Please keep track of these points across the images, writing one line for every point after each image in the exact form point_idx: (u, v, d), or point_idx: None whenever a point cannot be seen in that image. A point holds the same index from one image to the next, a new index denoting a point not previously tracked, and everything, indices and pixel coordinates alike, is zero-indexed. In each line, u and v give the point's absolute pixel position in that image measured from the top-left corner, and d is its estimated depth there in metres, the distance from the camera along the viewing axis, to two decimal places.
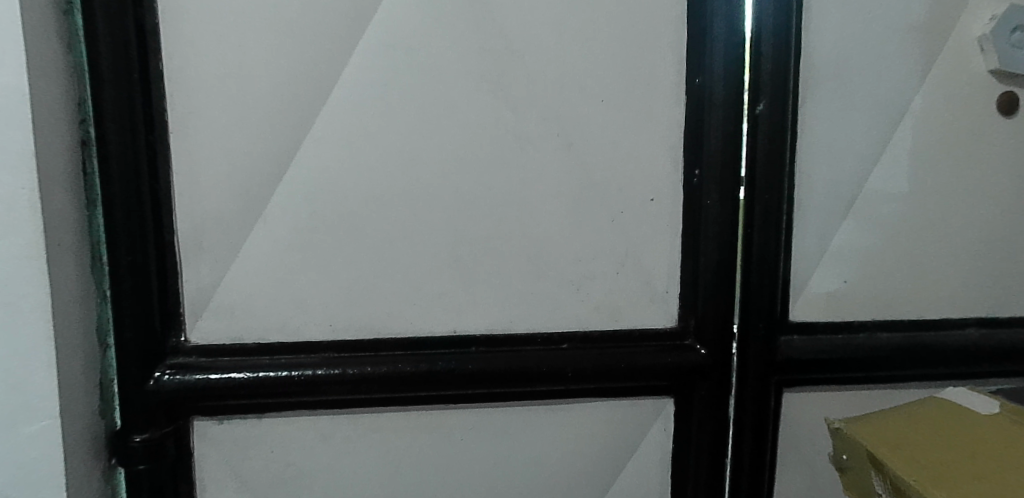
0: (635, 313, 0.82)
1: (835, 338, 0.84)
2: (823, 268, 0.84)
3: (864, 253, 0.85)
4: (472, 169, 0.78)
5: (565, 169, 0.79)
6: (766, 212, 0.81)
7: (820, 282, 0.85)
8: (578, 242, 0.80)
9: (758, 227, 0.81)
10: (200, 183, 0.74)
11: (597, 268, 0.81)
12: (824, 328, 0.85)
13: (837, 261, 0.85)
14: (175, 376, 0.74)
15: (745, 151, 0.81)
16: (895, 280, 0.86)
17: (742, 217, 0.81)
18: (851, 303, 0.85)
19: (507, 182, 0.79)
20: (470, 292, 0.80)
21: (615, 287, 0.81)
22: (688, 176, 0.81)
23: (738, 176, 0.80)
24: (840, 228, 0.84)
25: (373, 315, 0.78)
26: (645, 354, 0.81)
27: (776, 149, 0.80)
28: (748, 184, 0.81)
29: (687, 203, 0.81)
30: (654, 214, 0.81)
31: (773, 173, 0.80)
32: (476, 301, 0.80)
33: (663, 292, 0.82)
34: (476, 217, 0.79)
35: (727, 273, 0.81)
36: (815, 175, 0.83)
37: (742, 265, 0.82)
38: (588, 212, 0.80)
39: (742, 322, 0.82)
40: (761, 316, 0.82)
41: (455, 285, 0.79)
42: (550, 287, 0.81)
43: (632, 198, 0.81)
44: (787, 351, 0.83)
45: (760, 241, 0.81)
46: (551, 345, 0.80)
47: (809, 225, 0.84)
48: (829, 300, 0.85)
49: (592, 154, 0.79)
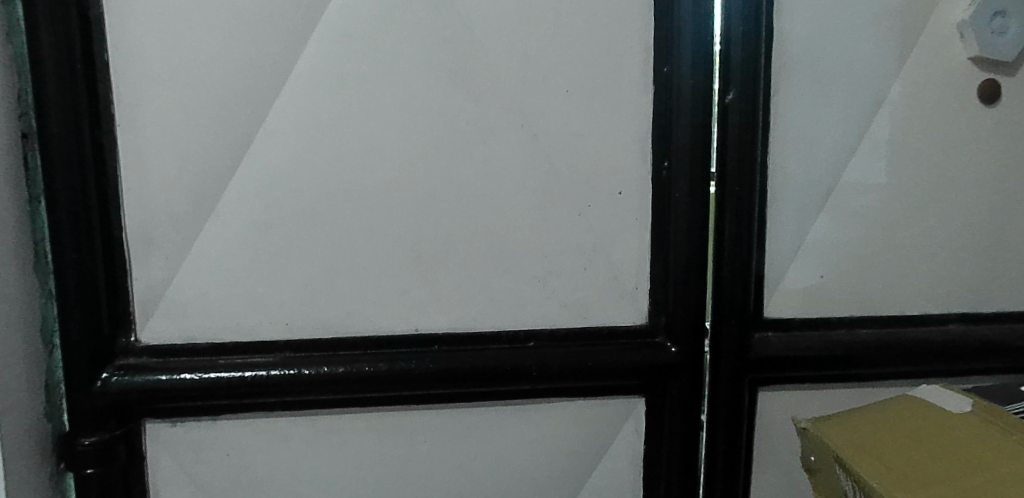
0: (604, 310, 0.79)
1: (812, 335, 0.81)
2: (799, 262, 0.82)
3: (841, 247, 0.82)
4: (432, 162, 0.75)
5: (529, 161, 0.77)
6: (737, 205, 0.78)
7: (795, 276, 0.82)
8: (544, 237, 0.78)
9: (730, 220, 0.78)
10: (149, 178, 0.72)
11: (563, 263, 0.78)
12: (801, 325, 0.82)
13: (813, 255, 0.82)
14: (124, 376, 0.72)
15: (716, 142, 0.78)
16: (874, 275, 0.83)
17: (713, 210, 0.79)
18: (829, 299, 0.83)
19: (469, 175, 0.76)
20: (432, 289, 0.77)
21: (583, 283, 0.79)
22: (657, 168, 0.78)
23: (708, 167, 0.78)
24: (816, 221, 0.82)
25: (330, 313, 0.76)
26: (614, 353, 0.78)
27: (747, 140, 0.78)
28: (719, 175, 0.78)
29: (656, 196, 0.78)
30: (622, 207, 0.78)
31: (745, 164, 0.78)
32: (438, 298, 0.77)
33: (633, 288, 0.80)
34: (437, 211, 0.76)
35: (698, 268, 0.78)
36: (789, 166, 0.80)
37: (713, 260, 0.79)
38: (554, 205, 0.78)
39: (714, 319, 0.79)
40: (734, 312, 0.79)
41: (416, 282, 0.77)
42: (515, 283, 0.78)
43: (600, 191, 0.78)
44: (762, 349, 0.80)
45: (731, 234, 0.78)
46: (516, 343, 0.78)
47: (783, 218, 0.81)
48: (805, 295, 0.82)
49: (557, 146, 0.77)
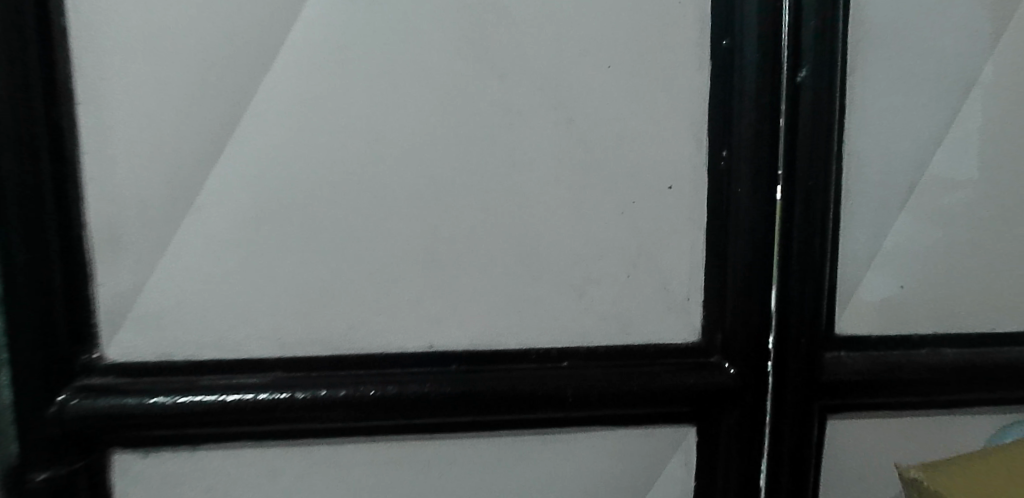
0: (651, 325, 0.68)
1: (892, 355, 0.70)
2: (877, 270, 0.70)
3: (925, 253, 0.71)
4: (452, 150, 0.64)
5: (564, 149, 0.65)
6: (810, 202, 0.66)
7: (872, 287, 0.70)
8: (581, 238, 0.66)
9: (802, 220, 0.66)
10: (117, 165, 0.61)
11: (603, 270, 0.67)
12: (878, 343, 0.70)
13: (893, 262, 0.70)
14: (84, 400, 0.61)
15: (787, 127, 0.66)
16: (961, 286, 0.71)
17: (780, 209, 0.67)
18: (910, 313, 0.71)
19: (493, 166, 0.65)
20: (449, 298, 0.66)
21: (626, 293, 0.67)
22: (714, 158, 0.67)
23: (775, 158, 0.66)
24: (896, 223, 0.70)
25: (330, 326, 0.64)
26: (663, 375, 0.67)
27: (821, 126, 0.66)
28: (787, 168, 0.66)
29: (713, 192, 0.67)
30: (673, 205, 0.67)
31: (819, 155, 0.66)
32: (457, 310, 0.66)
33: (684, 299, 0.68)
34: (456, 207, 0.65)
35: (761, 276, 0.67)
36: (866, 158, 0.69)
37: (780, 267, 0.67)
38: (593, 201, 0.66)
39: (778, 336, 0.68)
40: (802, 329, 0.67)
41: (432, 291, 0.65)
42: (546, 292, 0.66)
43: (647, 184, 0.66)
44: (834, 371, 0.68)
45: (802, 237, 0.66)
46: (548, 363, 0.66)
47: (859, 218, 0.69)
48: (884, 309, 0.71)
49: (598, 132, 0.66)
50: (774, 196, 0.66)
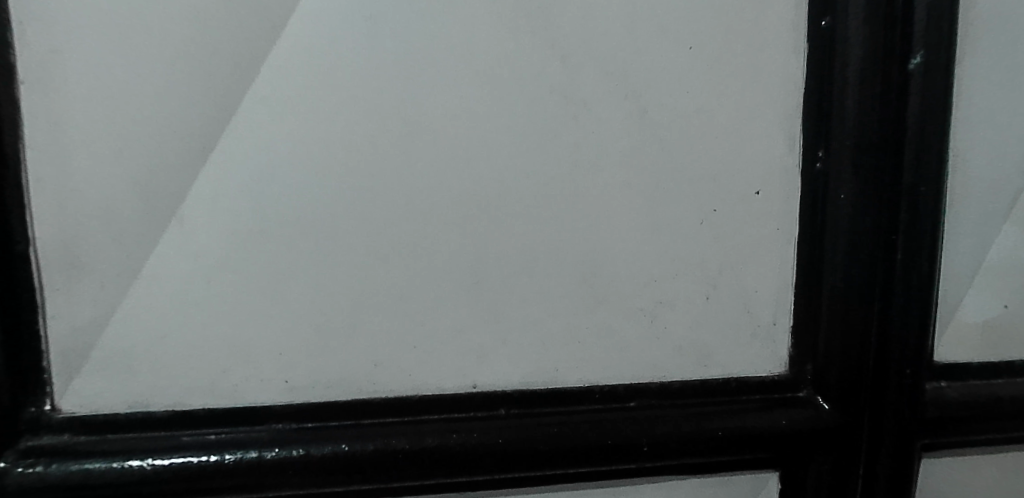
0: (732, 356, 0.58)
1: (997, 386, 0.61)
2: (978, 288, 0.61)
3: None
4: (503, 146, 0.52)
5: (637, 147, 0.54)
6: (919, 213, 0.56)
7: (972, 306, 0.62)
8: (655, 254, 0.55)
9: (910, 232, 0.56)
10: (75, 163, 0.47)
11: (679, 291, 0.56)
12: (979, 372, 0.62)
13: (995, 278, 0.62)
14: (34, 466, 0.47)
15: (894, 125, 0.56)
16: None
17: (885, 220, 0.57)
18: (1011, 337, 0.62)
19: (551, 166, 0.53)
20: (498, 328, 0.54)
21: (704, 318, 0.57)
22: (809, 160, 0.56)
23: (881, 160, 0.56)
24: (1000, 234, 0.61)
25: (352, 364, 0.52)
26: (750, 415, 0.57)
27: (936, 122, 0.56)
28: (892, 171, 0.56)
29: (807, 199, 0.57)
30: (760, 213, 0.56)
31: (929, 156, 0.56)
32: (507, 340, 0.54)
33: (771, 324, 0.58)
34: (506, 216, 0.53)
35: (862, 299, 0.57)
36: (973, 160, 0.59)
37: (883, 288, 0.57)
38: (669, 209, 0.55)
39: (880, 366, 0.58)
40: (906, 358, 0.58)
41: (478, 319, 0.53)
42: (612, 319, 0.55)
43: (730, 189, 0.56)
44: (938, 406, 0.59)
45: (908, 252, 0.57)
46: (615, 403, 0.56)
47: (962, 228, 0.60)
48: (985, 332, 0.62)
49: (676, 125, 0.54)
50: (879, 203, 0.56)
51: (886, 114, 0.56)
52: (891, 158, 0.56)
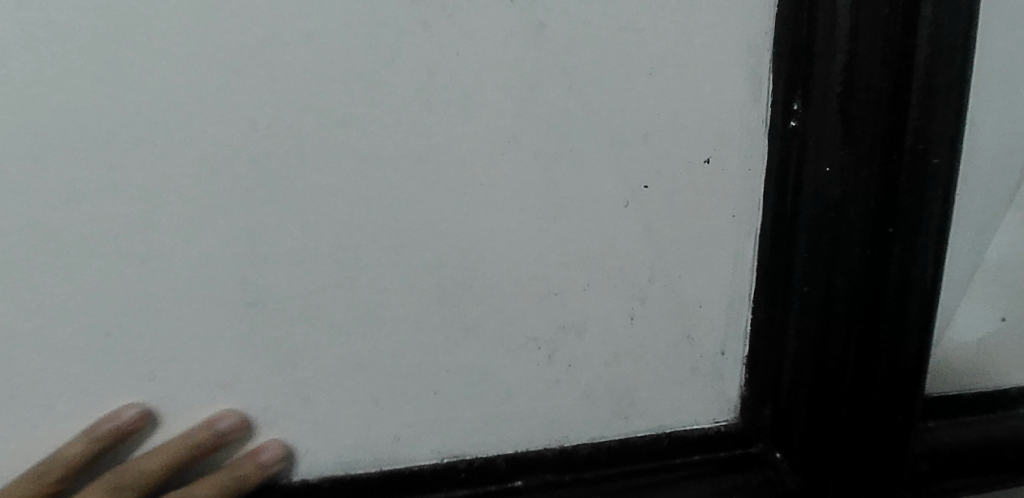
0: (663, 402, 0.40)
1: (995, 423, 0.45)
2: (974, 298, 0.45)
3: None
4: (297, 72, 0.30)
5: (528, 85, 0.33)
6: (922, 180, 0.35)
7: (965, 322, 0.45)
8: (554, 254, 0.36)
9: (918, 225, 0.36)
10: None
11: (590, 310, 0.37)
12: (971, 404, 0.46)
13: (992, 285, 0.45)
14: None
15: (897, 42, 0.34)
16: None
17: (878, 209, 0.36)
18: (1004, 358, 0.47)
19: (385, 110, 0.32)
20: (297, 375, 0.33)
21: (624, 348, 0.38)
22: (778, 116, 0.38)
23: (877, 121, 0.35)
24: (1001, 225, 0.43)
25: (40, 440, 0.31)
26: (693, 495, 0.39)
27: (961, 60, 0.34)
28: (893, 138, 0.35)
29: (774, 175, 0.39)
30: (707, 192, 0.38)
31: (940, 118, 0.34)
32: (314, 394, 0.33)
33: (717, 355, 0.40)
34: (308, 190, 0.31)
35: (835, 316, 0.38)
36: (980, 122, 0.41)
37: (865, 299, 0.37)
38: (579, 186, 0.35)
39: (859, 422, 0.38)
40: (892, 401, 0.38)
41: (264, 365, 0.33)
42: (488, 356, 0.35)
43: (667, 156, 0.37)
44: (932, 458, 0.43)
45: (910, 254, 0.36)
46: (492, 485, 0.37)
47: (961, 218, 0.43)
48: (975, 353, 0.46)
49: (591, 50, 0.34)
50: (873, 188, 0.36)
51: (886, 54, 0.34)
52: (887, 97, 0.35)
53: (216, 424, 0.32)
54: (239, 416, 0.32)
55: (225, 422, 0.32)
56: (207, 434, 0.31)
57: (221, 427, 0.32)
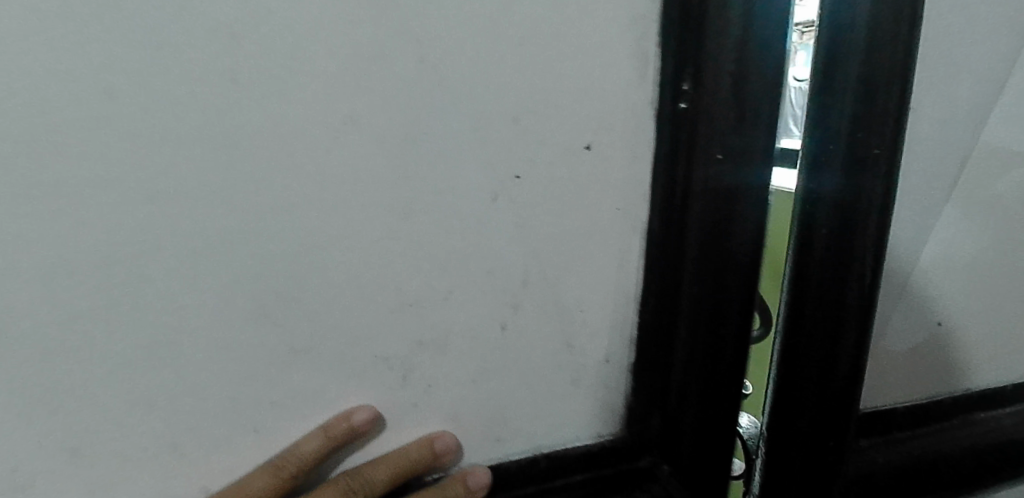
0: (540, 418, 0.35)
1: (923, 438, 0.41)
2: (913, 305, 0.40)
3: (972, 268, 0.40)
4: (31, 33, 0.23)
5: (364, 53, 0.27)
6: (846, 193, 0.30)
7: (895, 330, 0.40)
8: (406, 259, 0.30)
9: (853, 246, 0.31)
10: None
11: (451, 323, 0.31)
12: (903, 420, 0.41)
13: (930, 288, 0.40)
14: None
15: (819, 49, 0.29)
16: (1011, 312, 0.42)
17: (831, 230, 0.31)
18: (939, 365, 0.42)
19: (163, 86, 0.25)
20: (82, 415, 0.27)
21: (494, 363, 0.33)
22: (667, 98, 0.32)
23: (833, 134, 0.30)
24: (938, 223, 0.38)
25: None
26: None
27: (899, 62, 0.28)
28: (858, 151, 0.30)
29: (663, 165, 0.33)
30: (586, 183, 0.33)
31: (885, 123, 0.29)
32: (107, 434, 0.27)
33: (602, 363, 0.36)
34: (63, 190, 0.24)
35: (721, 317, 0.34)
36: (921, 100, 0.35)
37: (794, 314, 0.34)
38: (435, 178, 0.29)
39: (789, 466, 0.35)
40: (825, 441, 0.35)
41: (33, 403, 0.26)
42: (324, 381, 0.30)
43: (539, 142, 0.31)
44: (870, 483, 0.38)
45: (841, 269, 0.32)
46: None
47: (908, 214, 0.37)
48: (906, 360, 0.41)
49: (444, 10, 0.27)
50: (831, 209, 0.31)
51: (829, 53, 0.29)
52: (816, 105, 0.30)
53: (352, 417, 0.30)
54: (371, 410, 0.30)
55: (360, 415, 0.30)
56: (345, 429, 0.30)
57: (357, 421, 0.30)
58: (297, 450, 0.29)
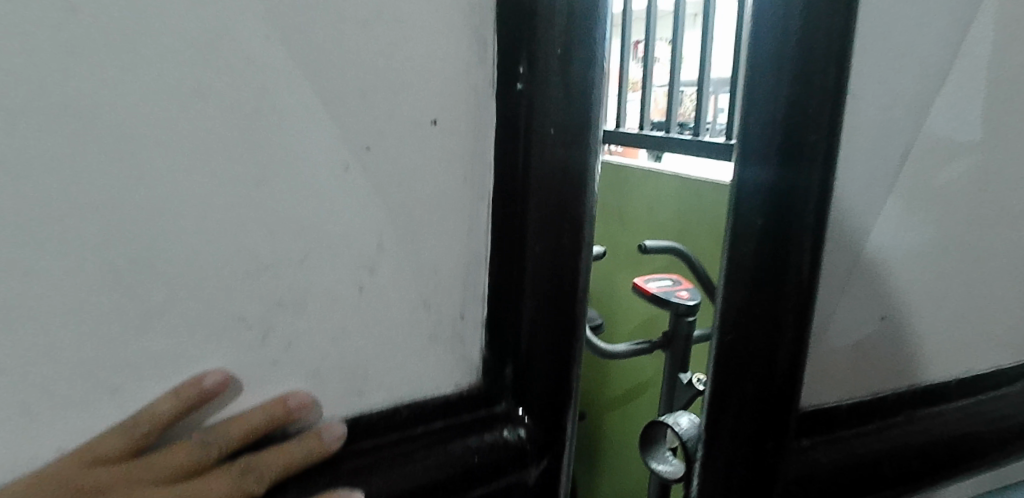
0: (402, 370, 0.38)
1: (863, 436, 0.44)
2: (846, 308, 0.44)
3: (899, 269, 0.45)
4: None
5: (210, 32, 0.29)
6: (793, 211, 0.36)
7: (840, 324, 0.45)
8: (261, 225, 0.32)
9: (790, 248, 0.37)
10: None
11: (309, 285, 0.34)
12: (846, 417, 0.45)
13: (863, 292, 0.45)
14: None
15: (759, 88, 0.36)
16: (951, 312, 0.47)
17: (766, 224, 0.36)
18: (875, 358, 0.47)
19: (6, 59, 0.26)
20: None
21: (354, 322, 0.36)
22: (504, 80, 0.36)
23: (771, 127, 0.35)
24: (868, 234, 0.43)
25: None
26: (432, 463, 0.37)
27: (826, 98, 0.35)
28: (796, 145, 0.35)
29: (502, 139, 0.37)
30: (434, 154, 0.36)
31: (818, 119, 0.35)
32: None
33: (459, 320, 0.40)
34: None
35: (564, 273, 0.39)
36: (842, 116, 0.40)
37: (743, 320, 0.38)
38: (287, 149, 0.31)
39: (728, 450, 0.40)
40: (765, 427, 0.39)
41: None
42: (186, 343, 0.31)
43: (388, 117, 0.33)
44: (807, 476, 0.42)
45: (778, 278, 0.37)
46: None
47: (841, 232, 0.42)
48: (852, 356, 0.46)
49: None
50: (761, 195, 0.36)
51: (767, 52, 0.35)
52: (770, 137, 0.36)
53: (203, 381, 0.32)
54: (223, 374, 0.32)
55: (212, 379, 0.32)
56: (198, 391, 0.31)
57: (208, 384, 0.32)
58: (149, 413, 0.31)
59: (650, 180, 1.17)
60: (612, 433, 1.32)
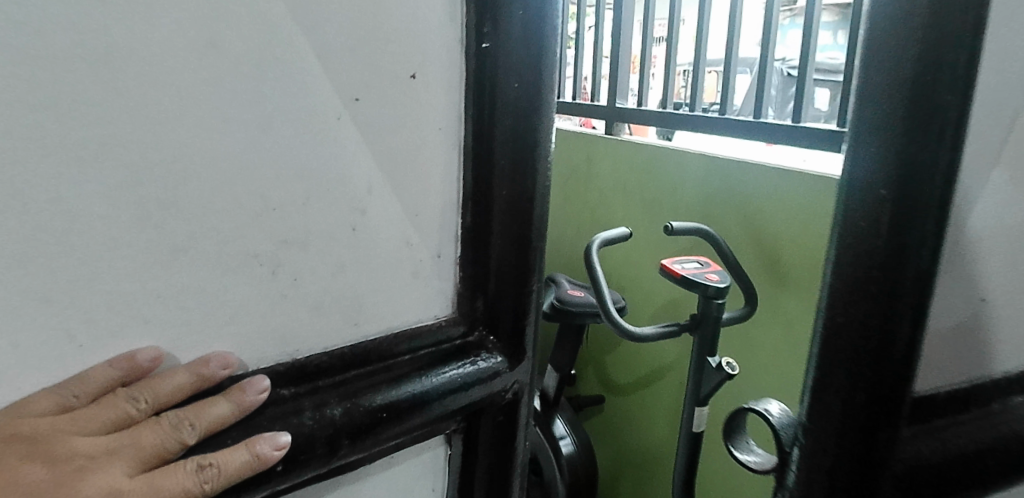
0: (396, 307, 0.39)
1: (962, 426, 0.37)
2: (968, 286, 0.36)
3: (997, 237, 0.35)
4: None
5: None
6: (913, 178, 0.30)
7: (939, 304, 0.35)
8: (264, 163, 0.33)
9: (913, 222, 0.31)
10: None
11: (311, 223, 0.35)
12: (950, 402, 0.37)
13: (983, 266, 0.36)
14: None
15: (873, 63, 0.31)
16: None
17: (882, 204, 0.31)
18: (974, 349, 0.37)
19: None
20: None
21: (354, 260, 0.37)
22: (471, 38, 0.39)
23: (892, 92, 0.30)
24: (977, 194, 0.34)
25: None
26: (424, 382, 0.38)
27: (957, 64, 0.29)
28: (928, 109, 0.29)
29: (472, 92, 0.40)
30: (413, 106, 0.38)
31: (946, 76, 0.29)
32: None
33: (433, 259, 0.41)
34: None
35: (523, 214, 0.42)
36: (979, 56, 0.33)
37: (864, 296, 0.33)
38: (285, 93, 0.33)
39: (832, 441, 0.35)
40: (878, 415, 0.34)
41: None
42: (197, 282, 0.31)
43: (373, 67, 0.35)
44: (914, 470, 0.35)
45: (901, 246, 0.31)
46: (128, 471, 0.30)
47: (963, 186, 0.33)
48: (956, 339, 0.37)
49: None
50: (879, 175, 0.31)
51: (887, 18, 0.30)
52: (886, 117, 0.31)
53: (137, 356, 0.30)
54: (155, 352, 0.31)
55: (144, 356, 0.30)
56: (128, 365, 0.30)
57: (141, 359, 0.30)
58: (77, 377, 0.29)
59: (677, 169, 1.24)
60: (633, 413, 1.42)
